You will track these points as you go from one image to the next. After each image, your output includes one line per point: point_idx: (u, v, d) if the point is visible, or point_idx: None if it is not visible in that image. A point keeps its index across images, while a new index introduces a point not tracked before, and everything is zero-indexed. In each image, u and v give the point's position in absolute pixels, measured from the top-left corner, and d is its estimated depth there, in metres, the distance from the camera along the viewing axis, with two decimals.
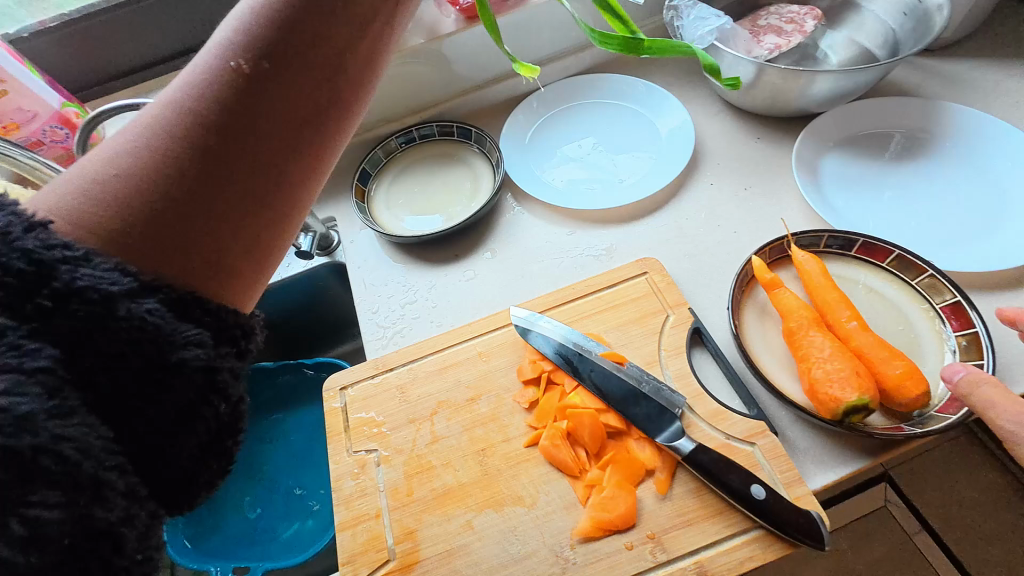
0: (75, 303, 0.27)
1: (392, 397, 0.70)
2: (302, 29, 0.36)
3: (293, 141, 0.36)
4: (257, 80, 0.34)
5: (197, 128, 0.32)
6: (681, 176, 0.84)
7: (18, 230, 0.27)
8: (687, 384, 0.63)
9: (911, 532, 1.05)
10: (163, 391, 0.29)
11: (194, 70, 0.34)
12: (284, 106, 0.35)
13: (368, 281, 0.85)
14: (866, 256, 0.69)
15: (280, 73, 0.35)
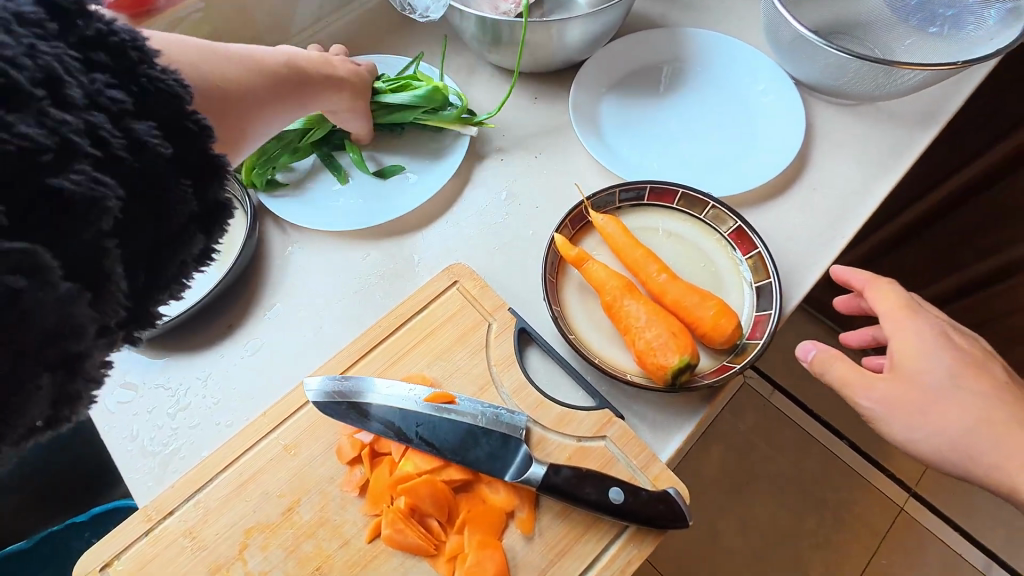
0: (149, 142, 0.34)
1: (181, 548, 0.52)
2: (302, 81, 0.60)
3: (259, 109, 0.54)
4: (270, 104, 0.55)
5: (234, 76, 0.51)
6: (468, 160, 0.76)
7: (149, 66, 0.35)
8: (526, 396, 0.57)
9: (769, 394, 1.20)
10: (168, 250, 0.37)
11: (254, 55, 0.54)
12: (273, 100, 0.55)
13: (114, 399, 0.63)
14: (658, 201, 0.68)
15: (287, 109, 0.58)
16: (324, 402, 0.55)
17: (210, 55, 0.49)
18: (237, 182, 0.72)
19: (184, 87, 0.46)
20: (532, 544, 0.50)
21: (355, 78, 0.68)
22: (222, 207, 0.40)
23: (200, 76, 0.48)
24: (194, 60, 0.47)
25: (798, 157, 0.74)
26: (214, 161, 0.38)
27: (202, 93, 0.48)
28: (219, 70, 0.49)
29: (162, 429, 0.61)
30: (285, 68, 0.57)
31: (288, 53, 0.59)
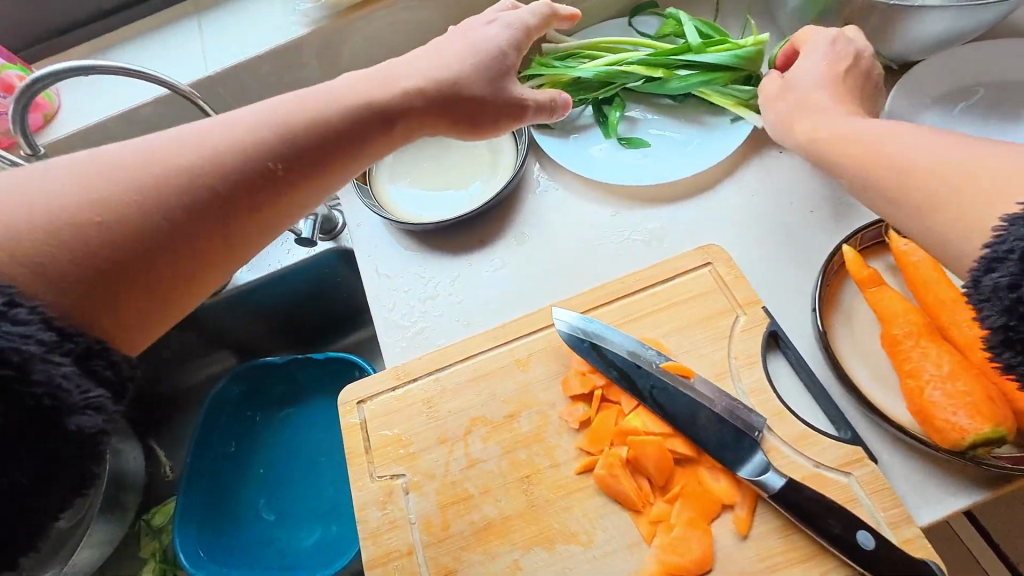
0: None
1: (418, 411, 0.61)
2: (307, 159, 0.40)
3: (241, 210, 0.38)
4: (267, 181, 0.39)
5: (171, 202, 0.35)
6: (745, 144, 0.72)
7: None
8: (766, 400, 0.54)
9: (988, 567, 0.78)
10: (47, 443, 0.31)
11: (207, 145, 0.37)
12: (261, 210, 0.39)
13: (380, 272, 0.74)
14: None
15: (302, 180, 0.41)
16: (569, 334, 0.59)
17: (124, 171, 0.35)
18: None
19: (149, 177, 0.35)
20: (742, 545, 0.48)
21: (442, 84, 0.47)
22: (77, 414, 0.31)
23: (210, 165, 0.37)
24: (162, 147, 0.36)
25: None
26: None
27: (175, 179, 0.35)
28: (197, 152, 0.37)
29: (412, 309, 0.70)
30: (317, 117, 0.41)
31: (345, 86, 0.44)
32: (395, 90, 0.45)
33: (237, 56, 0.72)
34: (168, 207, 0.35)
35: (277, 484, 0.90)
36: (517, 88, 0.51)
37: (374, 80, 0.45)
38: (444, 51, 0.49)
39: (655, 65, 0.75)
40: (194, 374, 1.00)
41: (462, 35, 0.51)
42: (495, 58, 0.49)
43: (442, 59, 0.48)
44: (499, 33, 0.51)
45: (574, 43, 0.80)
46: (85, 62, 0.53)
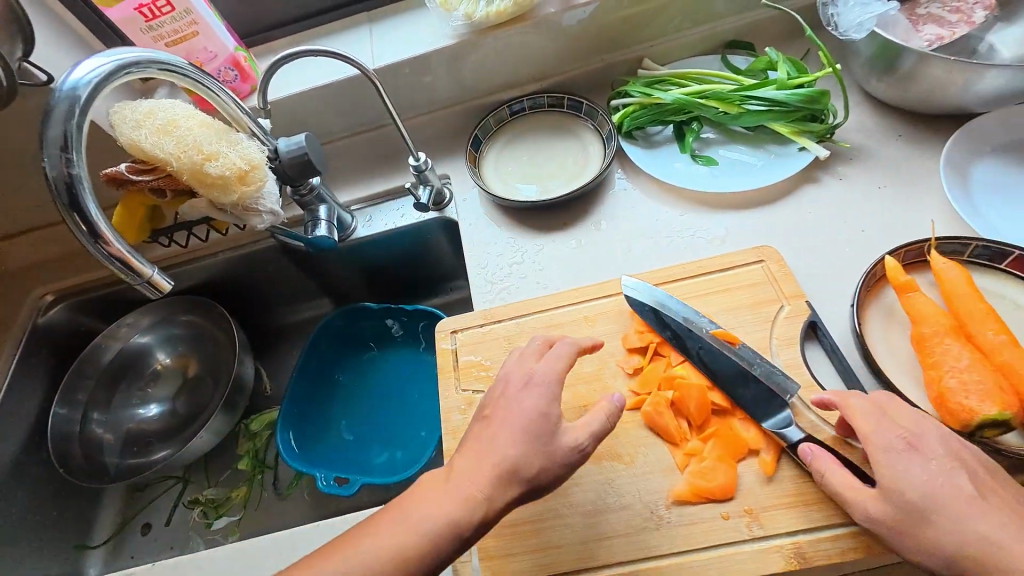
0: None
1: (499, 345, 0.74)
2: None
3: None
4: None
5: None
6: (807, 168, 0.82)
7: None
8: (798, 374, 0.63)
9: None
10: None
11: None
12: None
13: (477, 238, 0.89)
14: (1019, 271, 0.64)
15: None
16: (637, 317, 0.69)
17: None
18: (610, 125, 0.91)
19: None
20: (763, 483, 0.57)
21: (501, 467, 0.51)
22: None
23: None
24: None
25: None
26: None
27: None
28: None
29: (500, 269, 0.85)
30: (389, 552, 0.48)
31: (416, 517, 0.50)
32: (467, 505, 0.50)
33: (399, 56, 0.92)
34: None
35: (357, 412, 1.05)
36: (570, 438, 0.53)
37: (439, 494, 0.51)
38: (494, 447, 0.52)
39: (732, 99, 0.85)
40: (302, 311, 1.20)
41: (504, 407, 0.55)
42: (537, 430, 0.53)
43: (488, 463, 0.52)
44: (540, 405, 0.54)
45: (663, 73, 0.93)
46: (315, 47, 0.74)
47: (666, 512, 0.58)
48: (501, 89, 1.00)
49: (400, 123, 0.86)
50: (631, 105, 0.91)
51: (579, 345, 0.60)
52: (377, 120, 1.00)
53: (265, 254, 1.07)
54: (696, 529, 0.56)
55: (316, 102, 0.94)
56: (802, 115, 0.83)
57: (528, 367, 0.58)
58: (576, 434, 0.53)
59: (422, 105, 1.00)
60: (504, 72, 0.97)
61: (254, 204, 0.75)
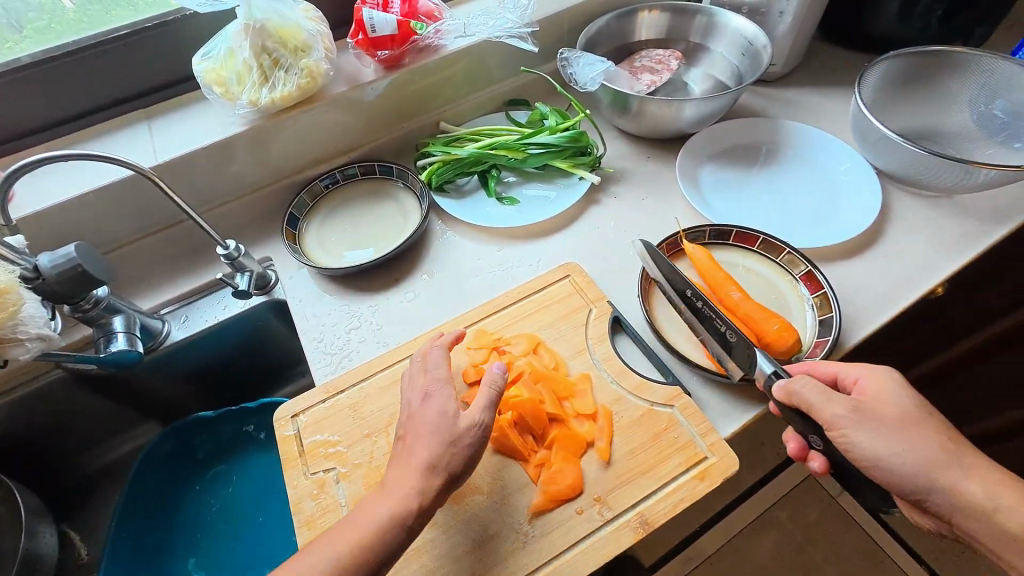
0: None
1: (346, 415, 0.71)
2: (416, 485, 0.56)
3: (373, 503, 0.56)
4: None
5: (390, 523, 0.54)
6: (589, 193, 0.98)
7: None
8: (613, 363, 0.72)
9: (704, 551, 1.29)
10: None
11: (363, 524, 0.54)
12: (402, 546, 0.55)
13: (309, 313, 0.87)
14: (741, 242, 0.83)
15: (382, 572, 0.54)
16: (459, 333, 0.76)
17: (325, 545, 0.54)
18: (420, 183, 0.98)
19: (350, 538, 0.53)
20: (604, 470, 0.63)
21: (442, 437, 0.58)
22: None
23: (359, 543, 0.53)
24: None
25: (872, 230, 0.87)
26: None
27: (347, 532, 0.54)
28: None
29: (338, 338, 0.83)
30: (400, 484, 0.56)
31: (363, 516, 0.55)
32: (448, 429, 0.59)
33: (186, 148, 0.89)
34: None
35: (211, 541, 0.93)
36: (465, 420, 0.59)
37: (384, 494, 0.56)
38: (404, 468, 0.57)
39: (518, 147, 0.99)
40: (124, 443, 1.03)
41: (412, 425, 0.60)
42: (446, 428, 0.58)
43: (425, 437, 0.58)
44: (438, 408, 0.60)
45: (458, 132, 1.05)
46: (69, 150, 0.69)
47: (530, 527, 0.60)
48: (310, 165, 1.02)
49: (196, 215, 0.82)
50: (435, 163, 1.00)
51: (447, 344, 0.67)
52: (174, 217, 0.94)
53: (52, 393, 0.88)
54: (559, 533, 0.59)
55: (93, 205, 0.84)
56: (574, 152, 0.99)
57: (421, 384, 0.64)
58: (473, 415, 0.60)
59: (227, 192, 0.97)
60: (308, 149, 1.00)
61: (12, 333, 0.67)
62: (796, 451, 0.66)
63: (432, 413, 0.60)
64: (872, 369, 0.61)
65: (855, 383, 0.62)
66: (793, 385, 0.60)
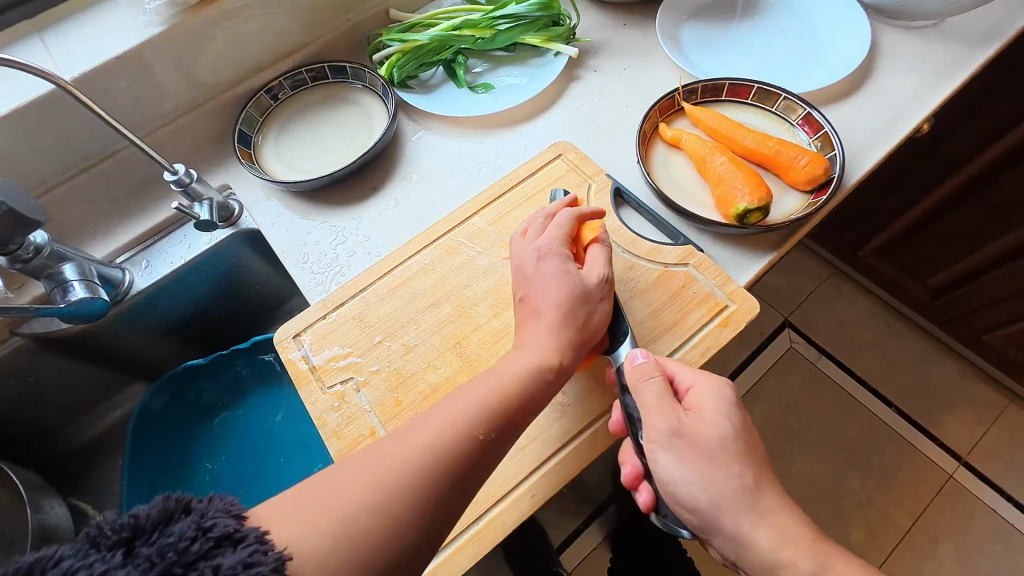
0: None
1: (351, 327, 0.67)
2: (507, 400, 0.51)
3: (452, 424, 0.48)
4: (480, 456, 0.48)
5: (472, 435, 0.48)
6: (568, 70, 0.90)
7: (155, 523, 0.36)
8: (621, 233, 0.70)
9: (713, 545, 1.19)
10: None
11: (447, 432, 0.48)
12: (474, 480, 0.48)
13: (287, 236, 0.80)
14: (735, 96, 0.79)
15: (503, 444, 0.50)
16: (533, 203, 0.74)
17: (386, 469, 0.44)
18: (381, 78, 0.87)
19: (427, 457, 0.46)
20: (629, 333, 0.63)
21: (557, 319, 0.56)
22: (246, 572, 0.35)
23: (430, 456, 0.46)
24: (384, 461, 0.45)
25: (862, 70, 0.84)
26: (164, 547, 0.35)
27: (414, 461, 0.46)
28: (403, 463, 0.45)
29: (326, 256, 0.77)
30: (483, 398, 0.51)
31: (498, 374, 0.53)
32: (560, 325, 0.56)
33: (96, 59, 0.75)
34: (407, 511, 0.43)
35: (237, 482, 0.91)
36: (591, 279, 0.59)
37: (520, 352, 0.55)
38: (538, 328, 0.56)
39: (484, 25, 0.89)
40: (113, 410, 0.97)
41: (535, 287, 0.59)
42: (574, 283, 0.58)
43: (546, 322, 0.56)
44: (556, 267, 0.59)
45: (414, 18, 0.93)
46: None
47: (564, 397, 0.60)
48: (249, 75, 0.89)
49: (133, 137, 0.72)
50: (393, 54, 0.89)
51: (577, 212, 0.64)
52: (105, 148, 0.81)
53: (16, 362, 0.80)
54: (594, 398, 0.60)
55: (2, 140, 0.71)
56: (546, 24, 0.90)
57: (537, 247, 0.62)
58: (595, 271, 0.60)
59: (159, 116, 0.84)
60: (244, 54, 0.86)
61: None
62: (630, 478, 0.57)
63: (563, 273, 0.59)
64: (707, 376, 0.55)
65: (687, 390, 0.55)
66: (643, 372, 0.55)
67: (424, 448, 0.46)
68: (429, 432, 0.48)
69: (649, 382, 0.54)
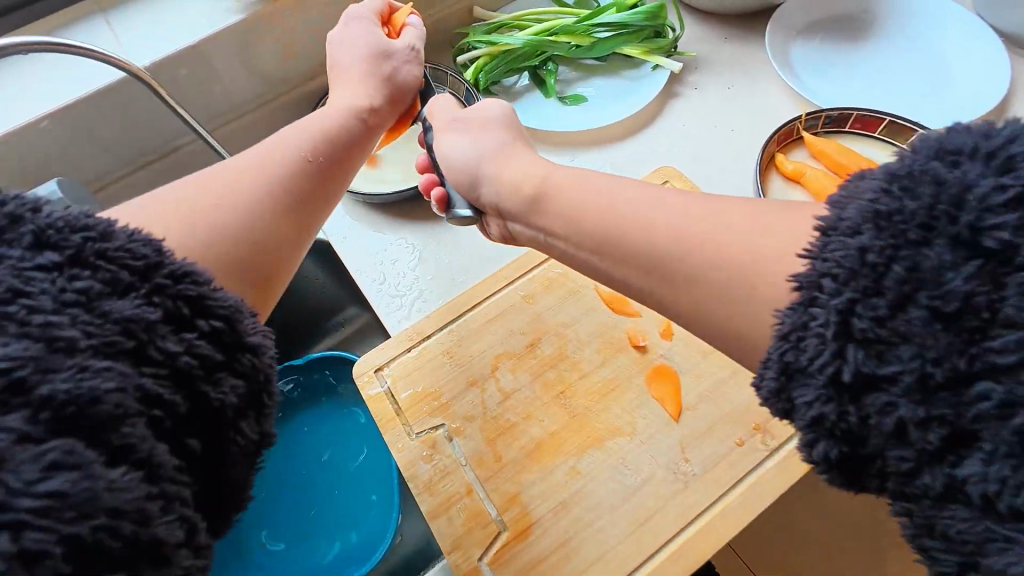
0: (109, 293, 0.31)
1: (440, 364, 0.61)
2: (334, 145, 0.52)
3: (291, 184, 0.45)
4: (312, 174, 0.48)
5: (303, 163, 0.47)
6: (667, 85, 0.83)
7: (28, 214, 0.32)
8: None
9: None
10: (198, 330, 0.33)
11: (270, 160, 0.46)
12: (302, 189, 0.46)
13: (360, 252, 0.73)
14: (861, 128, 0.72)
15: (332, 169, 0.50)
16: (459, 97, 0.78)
17: (210, 196, 0.41)
18: (466, 83, 0.80)
19: (251, 176, 0.44)
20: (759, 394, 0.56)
21: (370, 74, 0.61)
22: (203, 320, 0.34)
23: (249, 182, 0.43)
24: (217, 188, 0.42)
25: (995, 107, 0.77)
26: (80, 247, 0.32)
27: (247, 182, 0.43)
28: (229, 193, 0.42)
29: (405, 277, 0.70)
30: (308, 133, 0.50)
31: (321, 121, 0.53)
32: (374, 97, 0.60)
33: (167, 48, 0.68)
34: (231, 222, 0.41)
35: (289, 511, 0.82)
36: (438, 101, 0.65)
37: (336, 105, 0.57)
38: (348, 82, 0.61)
39: (581, 31, 0.82)
40: None
41: (351, 59, 0.62)
42: (375, 41, 0.63)
43: (362, 78, 0.61)
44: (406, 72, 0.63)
45: (501, 17, 0.85)
46: (35, 41, 0.49)
47: (687, 465, 0.53)
48: (320, 70, 0.82)
49: (208, 135, 0.65)
50: (480, 58, 0.82)
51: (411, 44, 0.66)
52: (167, 143, 0.74)
53: None
54: (721, 468, 0.53)
55: (61, 133, 0.65)
56: (648, 34, 0.82)
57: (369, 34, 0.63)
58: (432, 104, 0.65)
59: (224, 109, 0.77)
60: (318, 47, 0.79)
61: None
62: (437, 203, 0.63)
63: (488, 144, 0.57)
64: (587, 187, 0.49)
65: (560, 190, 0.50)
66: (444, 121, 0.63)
67: (263, 184, 0.44)
68: (241, 177, 0.43)
69: (458, 142, 0.59)
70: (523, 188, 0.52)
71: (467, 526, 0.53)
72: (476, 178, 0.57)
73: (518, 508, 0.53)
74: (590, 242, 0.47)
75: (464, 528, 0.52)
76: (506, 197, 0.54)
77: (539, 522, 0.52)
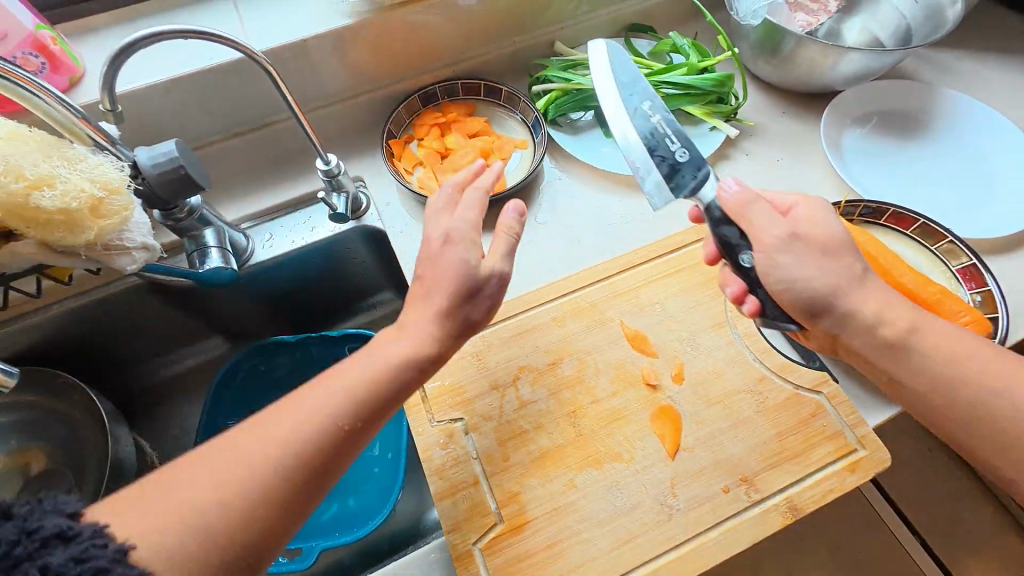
0: None
1: (468, 364, 0.67)
2: (371, 393, 0.50)
3: (316, 482, 0.47)
4: (348, 444, 0.49)
5: (330, 461, 0.48)
6: (720, 147, 0.89)
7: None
8: (756, 342, 0.68)
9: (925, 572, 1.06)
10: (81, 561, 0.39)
11: (304, 446, 0.46)
12: (317, 474, 0.47)
13: (414, 249, 0.80)
14: (894, 224, 0.77)
15: (372, 430, 0.51)
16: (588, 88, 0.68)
17: (232, 489, 0.44)
18: (537, 112, 0.87)
19: (275, 482, 0.45)
20: (751, 449, 0.61)
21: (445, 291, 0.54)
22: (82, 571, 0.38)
23: (268, 489, 0.45)
24: (248, 481, 0.44)
25: None
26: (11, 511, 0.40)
27: (276, 483, 0.45)
28: (250, 462, 0.45)
29: None
30: (353, 392, 0.49)
31: (375, 358, 0.52)
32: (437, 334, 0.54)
33: (284, 38, 0.76)
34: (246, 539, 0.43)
35: None
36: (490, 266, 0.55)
37: (396, 342, 0.53)
38: (421, 317, 0.54)
39: (650, 84, 0.88)
40: (187, 358, 0.97)
41: (431, 271, 0.55)
42: (469, 276, 0.54)
43: (430, 311, 0.54)
44: (460, 254, 0.55)
45: (579, 56, 0.92)
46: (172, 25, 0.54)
47: (674, 500, 0.58)
48: (407, 76, 0.89)
49: (302, 118, 0.72)
50: (553, 91, 0.89)
51: (487, 190, 0.60)
52: (265, 116, 0.83)
53: (126, 300, 0.82)
54: (705, 508, 0.58)
55: (185, 96, 0.74)
56: (712, 97, 0.88)
57: (444, 223, 0.58)
58: (495, 261, 0.56)
59: (317, 97, 0.86)
60: (411, 57, 0.87)
61: (119, 241, 0.59)
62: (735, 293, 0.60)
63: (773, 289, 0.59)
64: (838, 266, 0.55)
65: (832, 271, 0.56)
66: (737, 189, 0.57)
67: (301, 439, 0.46)
68: (278, 452, 0.46)
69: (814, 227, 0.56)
70: (818, 312, 0.55)
71: (468, 513, 0.58)
72: (802, 292, 0.54)
73: (516, 506, 0.59)
74: (882, 348, 0.55)
75: (465, 514, 0.58)
76: (833, 316, 0.55)
77: (532, 522, 0.58)
